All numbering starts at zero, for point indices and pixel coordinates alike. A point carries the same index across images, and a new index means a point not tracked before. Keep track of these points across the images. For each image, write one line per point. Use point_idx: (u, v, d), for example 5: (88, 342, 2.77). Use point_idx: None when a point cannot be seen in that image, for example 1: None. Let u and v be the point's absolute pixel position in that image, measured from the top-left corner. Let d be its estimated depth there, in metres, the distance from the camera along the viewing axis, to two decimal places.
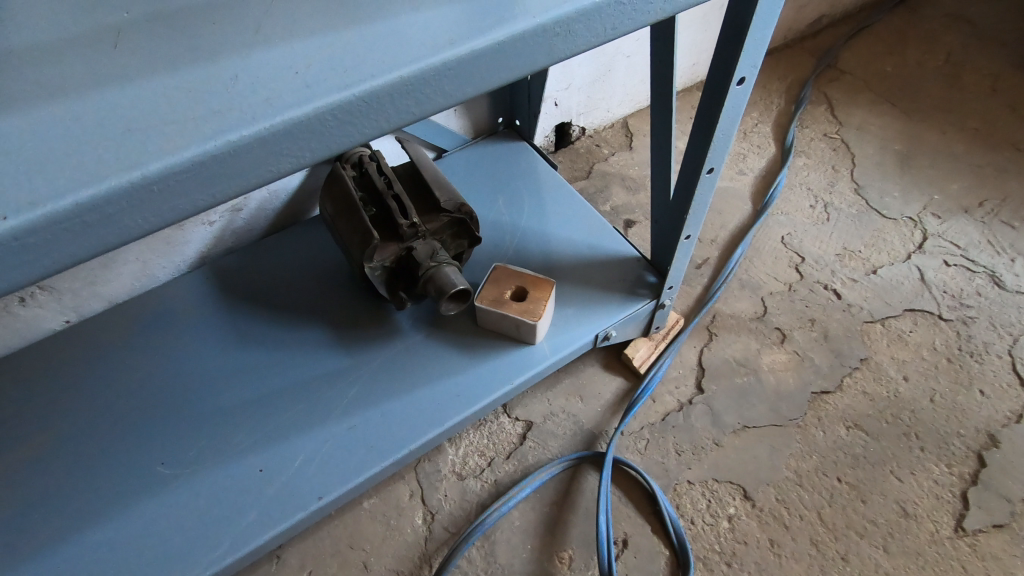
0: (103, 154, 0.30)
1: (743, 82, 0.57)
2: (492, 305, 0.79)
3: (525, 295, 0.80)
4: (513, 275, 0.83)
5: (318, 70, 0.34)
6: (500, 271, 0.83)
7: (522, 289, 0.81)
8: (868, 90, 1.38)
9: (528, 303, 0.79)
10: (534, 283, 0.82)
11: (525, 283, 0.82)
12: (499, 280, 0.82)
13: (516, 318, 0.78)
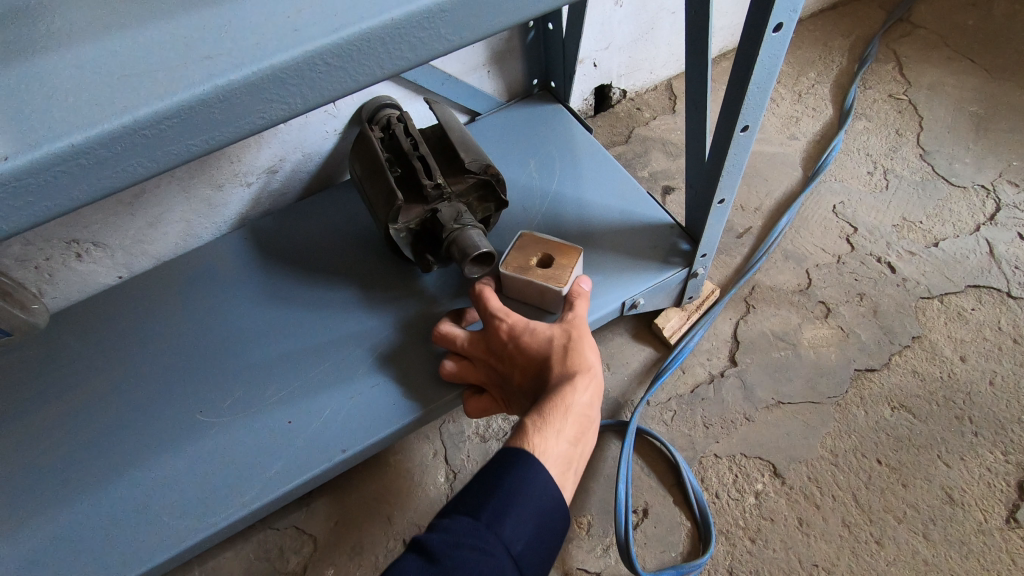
0: (96, 100, 0.30)
1: (779, 29, 0.52)
2: (519, 271, 0.77)
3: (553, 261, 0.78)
4: (539, 242, 0.80)
5: (309, 15, 0.33)
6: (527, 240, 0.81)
7: (549, 256, 0.79)
8: (945, 46, 1.26)
9: (554, 269, 0.77)
10: (561, 250, 0.79)
11: (552, 251, 0.79)
12: (526, 247, 0.80)
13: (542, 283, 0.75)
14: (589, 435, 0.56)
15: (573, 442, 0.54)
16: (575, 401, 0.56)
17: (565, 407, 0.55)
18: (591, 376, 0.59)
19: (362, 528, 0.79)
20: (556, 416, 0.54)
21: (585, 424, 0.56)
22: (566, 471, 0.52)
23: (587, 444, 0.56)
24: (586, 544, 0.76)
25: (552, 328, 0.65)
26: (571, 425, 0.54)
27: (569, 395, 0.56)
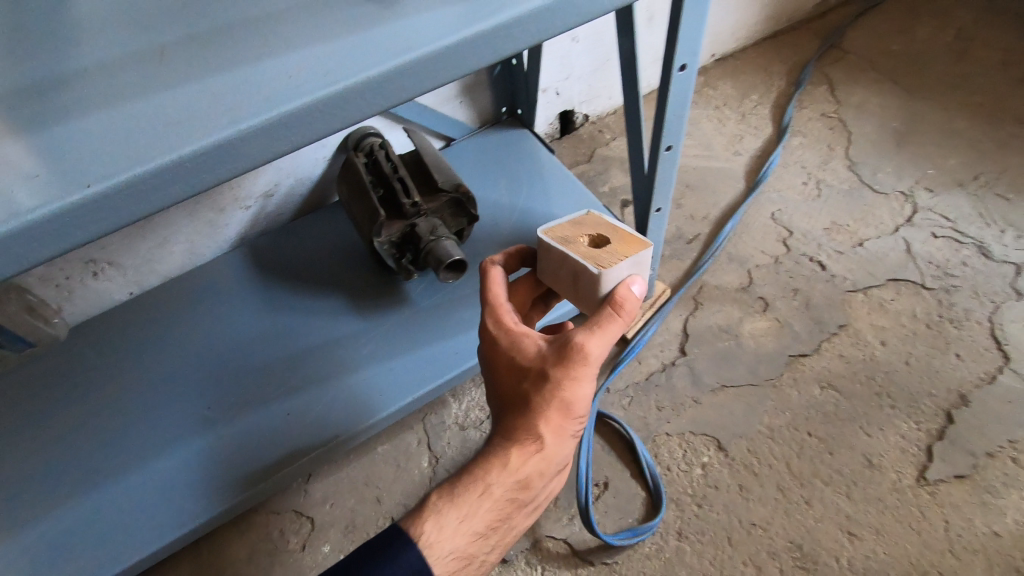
0: (151, 142, 0.43)
1: (685, 68, 0.65)
2: (551, 233, 0.55)
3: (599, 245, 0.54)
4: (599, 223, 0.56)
5: (306, 74, 0.46)
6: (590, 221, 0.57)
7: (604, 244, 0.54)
8: (872, 69, 1.41)
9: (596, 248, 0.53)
10: (620, 243, 0.53)
11: (609, 237, 0.54)
12: (582, 222, 0.57)
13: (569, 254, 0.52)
14: (514, 513, 0.57)
15: (473, 532, 0.55)
16: (495, 487, 0.54)
17: (482, 496, 0.54)
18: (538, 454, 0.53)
19: (354, 509, 0.88)
20: (463, 503, 0.54)
21: (507, 509, 0.56)
22: (458, 560, 0.55)
23: (511, 522, 0.58)
24: (554, 515, 0.86)
25: (537, 357, 0.52)
26: (483, 515, 0.55)
27: (492, 480, 0.54)
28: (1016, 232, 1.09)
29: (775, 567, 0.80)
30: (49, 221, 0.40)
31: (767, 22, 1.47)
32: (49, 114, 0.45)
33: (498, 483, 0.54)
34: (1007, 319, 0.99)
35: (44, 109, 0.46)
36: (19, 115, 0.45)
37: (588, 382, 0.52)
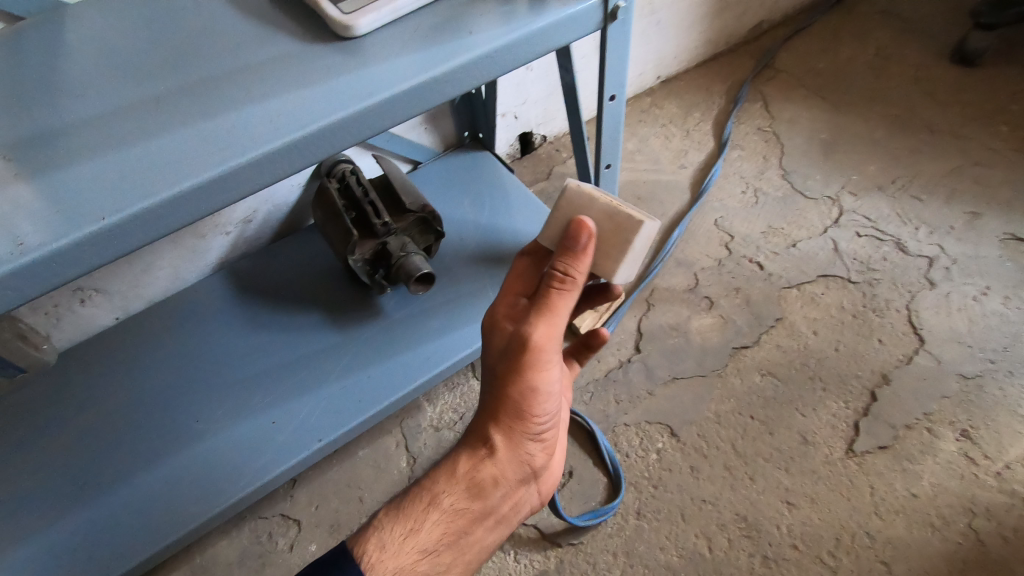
0: (155, 179, 0.51)
1: (614, 98, 0.75)
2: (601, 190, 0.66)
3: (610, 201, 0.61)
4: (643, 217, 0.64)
5: (285, 118, 0.55)
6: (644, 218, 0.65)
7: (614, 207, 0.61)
8: (801, 86, 1.54)
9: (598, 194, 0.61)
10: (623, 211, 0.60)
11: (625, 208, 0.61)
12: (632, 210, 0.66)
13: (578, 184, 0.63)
14: (472, 528, 0.60)
15: (421, 551, 0.57)
16: (443, 498, 0.60)
17: (428, 506, 0.60)
18: (484, 458, 0.61)
19: (338, 509, 0.95)
20: (410, 520, 0.58)
21: (459, 521, 0.60)
22: None
23: (471, 538, 0.61)
24: None
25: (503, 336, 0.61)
26: (433, 526, 0.58)
27: (439, 489, 0.60)
28: (928, 229, 1.22)
29: (723, 537, 0.89)
30: (71, 248, 0.48)
31: (706, 45, 1.60)
32: (62, 158, 0.53)
33: (446, 494, 0.60)
34: (921, 306, 1.10)
35: (58, 154, 0.53)
36: (37, 160, 0.53)
37: (529, 371, 0.58)
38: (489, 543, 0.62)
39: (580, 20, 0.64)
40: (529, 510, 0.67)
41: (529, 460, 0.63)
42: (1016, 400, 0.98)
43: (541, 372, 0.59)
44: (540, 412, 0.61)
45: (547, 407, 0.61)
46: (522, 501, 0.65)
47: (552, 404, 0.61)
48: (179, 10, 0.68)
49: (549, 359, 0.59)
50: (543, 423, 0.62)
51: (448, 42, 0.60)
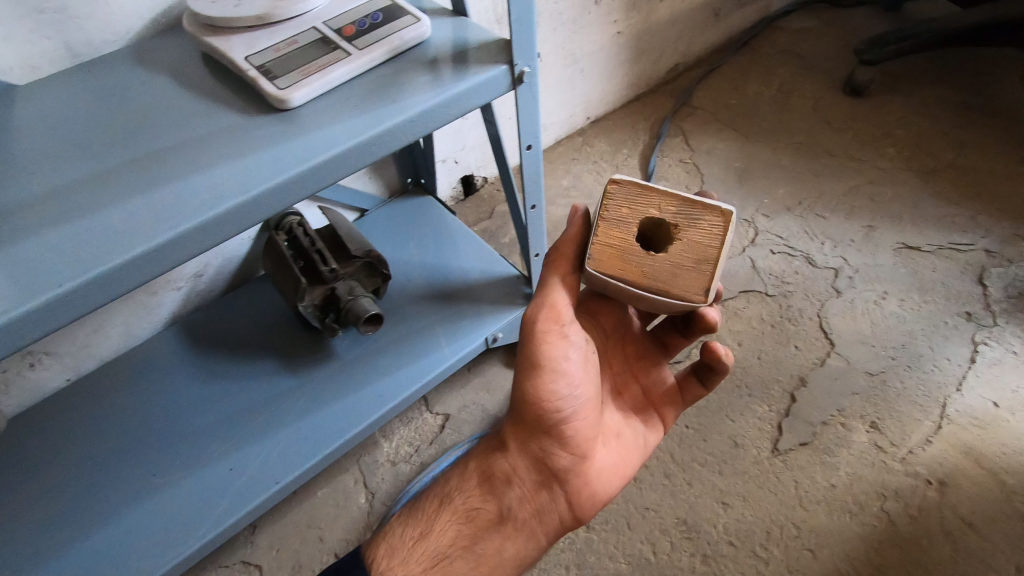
0: (109, 246, 0.56)
1: (531, 147, 0.84)
2: (695, 208, 0.54)
3: (627, 229, 0.57)
4: (668, 270, 0.55)
5: (229, 185, 0.61)
6: (690, 277, 0.55)
7: (621, 240, 0.57)
8: (716, 120, 1.70)
9: (620, 212, 0.57)
10: (607, 249, 0.58)
11: (631, 244, 0.57)
12: (684, 259, 0.55)
13: (632, 187, 0.56)
14: (486, 533, 0.73)
15: (433, 556, 0.71)
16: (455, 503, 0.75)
17: (440, 512, 0.75)
18: (501, 456, 0.76)
19: (299, 550, 0.98)
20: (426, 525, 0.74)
21: (468, 526, 0.74)
22: None
23: (486, 542, 0.73)
24: None
25: None
26: (443, 531, 0.73)
27: (456, 494, 0.76)
28: (832, 243, 1.35)
29: (666, 541, 0.95)
30: (30, 315, 0.52)
31: (629, 87, 1.75)
32: (19, 232, 0.58)
33: (460, 501, 0.76)
34: (830, 313, 1.22)
35: (14, 229, 0.58)
36: None
37: (535, 349, 0.70)
38: (508, 554, 0.73)
39: (492, 85, 0.73)
40: (558, 519, 0.76)
41: (547, 462, 0.74)
42: (915, 391, 1.10)
43: (546, 349, 0.70)
44: (555, 403, 0.71)
45: (562, 396, 0.71)
46: (545, 505, 0.75)
47: (568, 392, 0.72)
48: (127, 90, 0.75)
49: (554, 338, 0.70)
50: (558, 412, 0.72)
51: (374, 110, 0.68)
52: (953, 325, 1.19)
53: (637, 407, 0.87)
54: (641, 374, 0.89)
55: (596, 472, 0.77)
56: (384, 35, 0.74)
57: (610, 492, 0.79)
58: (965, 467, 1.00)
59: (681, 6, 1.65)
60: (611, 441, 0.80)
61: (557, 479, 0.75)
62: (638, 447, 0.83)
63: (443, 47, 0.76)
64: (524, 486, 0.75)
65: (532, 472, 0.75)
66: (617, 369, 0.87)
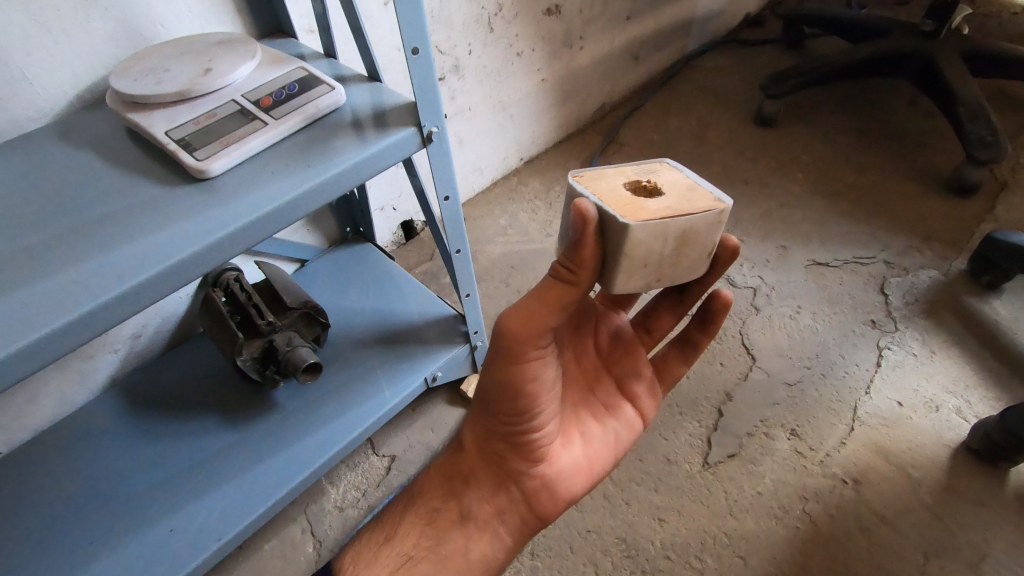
0: (30, 320, 0.58)
1: (449, 198, 0.91)
2: (646, 163, 0.61)
3: (624, 189, 0.56)
4: (681, 201, 0.56)
5: (151, 253, 0.65)
6: (696, 195, 0.57)
7: (628, 200, 0.55)
8: (641, 155, 1.81)
9: (605, 185, 0.57)
10: (626, 208, 0.54)
11: (638, 201, 0.55)
12: (679, 189, 0.57)
13: (593, 172, 0.59)
14: (448, 535, 0.78)
15: (396, 562, 0.75)
16: (420, 505, 0.81)
17: (406, 515, 0.80)
18: (462, 458, 0.82)
19: None
20: (391, 527, 0.79)
21: (431, 528, 0.78)
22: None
23: (448, 543, 0.77)
24: None
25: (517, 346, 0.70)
26: (406, 534, 0.78)
27: (422, 497, 0.82)
28: (750, 264, 1.46)
29: (607, 561, 0.99)
30: None
31: (559, 129, 1.85)
32: None
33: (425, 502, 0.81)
34: (751, 330, 1.31)
35: None
36: None
37: (502, 370, 0.68)
38: (473, 555, 0.77)
39: (403, 145, 0.79)
40: (518, 519, 0.79)
41: (505, 466, 0.78)
42: (829, 397, 1.19)
43: (515, 371, 0.68)
44: (515, 416, 0.72)
45: (522, 411, 0.72)
46: (506, 506, 0.79)
47: (531, 407, 0.72)
48: (52, 167, 0.77)
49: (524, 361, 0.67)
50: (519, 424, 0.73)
51: (292, 175, 0.73)
52: (860, 333, 1.29)
53: (618, 397, 0.84)
54: (623, 362, 0.85)
55: (557, 475, 0.77)
56: (300, 104, 0.80)
57: (574, 495, 0.79)
58: (876, 464, 1.08)
59: (599, 52, 1.78)
60: (576, 441, 0.80)
61: (514, 481, 0.78)
62: (607, 447, 0.81)
63: (359, 112, 0.82)
64: (483, 489, 0.79)
65: (489, 475, 0.79)
66: (591, 363, 0.84)
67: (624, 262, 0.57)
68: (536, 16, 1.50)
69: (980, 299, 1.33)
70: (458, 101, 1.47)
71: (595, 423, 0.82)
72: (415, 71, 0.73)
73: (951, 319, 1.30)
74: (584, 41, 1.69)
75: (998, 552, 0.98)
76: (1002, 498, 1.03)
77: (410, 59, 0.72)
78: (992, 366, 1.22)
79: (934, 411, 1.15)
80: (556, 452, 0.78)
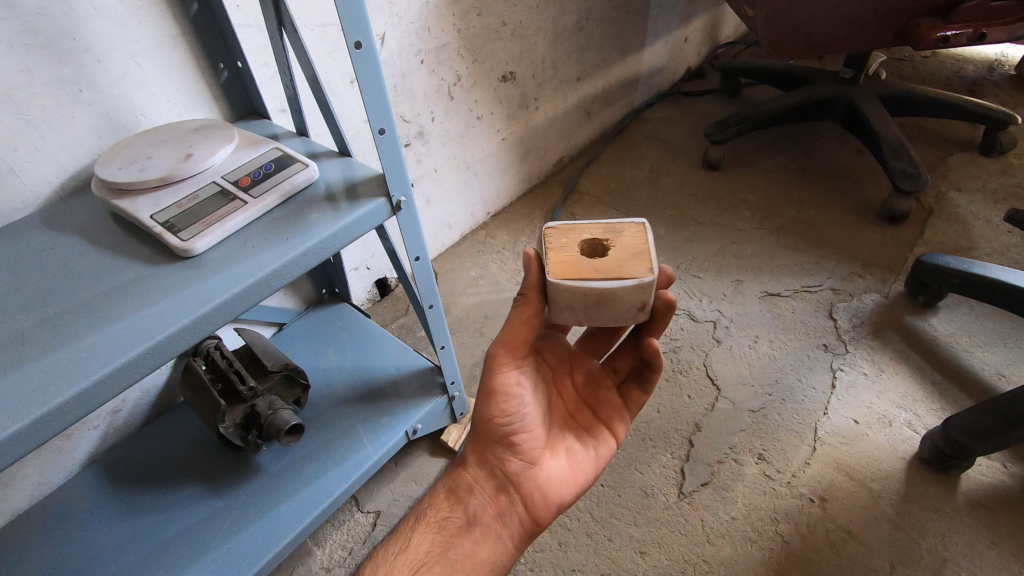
0: (24, 402, 0.61)
1: (420, 258, 0.98)
2: (617, 225, 0.71)
3: (572, 249, 0.70)
4: (616, 266, 0.68)
5: (141, 330, 0.69)
6: (634, 265, 0.68)
7: (569, 257, 0.69)
8: (601, 203, 1.92)
9: (562, 241, 0.71)
10: (561, 265, 0.69)
11: (578, 260, 0.69)
12: (624, 255, 0.69)
13: (563, 226, 0.73)
14: (456, 539, 0.79)
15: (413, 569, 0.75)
16: (428, 515, 0.83)
17: (416, 527, 0.81)
18: (463, 470, 0.86)
19: None
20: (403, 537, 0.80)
21: (442, 534, 0.80)
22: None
23: (457, 548, 0.78)
24: None
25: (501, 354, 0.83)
26: (419, 542, 0.79)
27: (430, 510, 0.83)
28: (709, 299, 1.55)
29: None
30: None
31: (522, 183, 1.96)
32: None
33: (433, 512, 0.83)
34: (713, 362, 1.38)
35: None
36: None
37: (489, 373, 0.81)
38: (480, 557, 0.78)
39: (374, 214, 0.85)
40: (517, 523, 0.82)
41: (502, 468, 0.83)
42: (791, 420, 1.25)
43: (502, 376, 0.81)
44: (507, 417, 0.81)
45: (512, 412, 0.81)
46: (506, 509, 0.82)
47: (518, 408, 0.82)
48: (39, 255, 0.82)
49: (506, 364, 0.81)
50: (508, 423, 0.81)
51: (272, 247, 0.79)
52: (815, 357, 1.38)
53: (594, 422, 0.92)
54: (597, 394, 0.94)
55: (548, 477, 0.83)
56: (276, 183, 0.86)
57: (564, 499, 0.84)
58: (839, 481, 1.14)
59: (554, 111, 1.91)
60: (563, 452, 0.87)
61: (512, 483, 0.82)
62: (591, 460, 0.88)
63: (332, 186, 0.89)
64: (483, 493, 0.83)
65: (488, 480, 0.83)
66: (570, 394, 0.93)
67: (558, 303, 0.71)
68: (492, 82, 1.62)
69: (919, 318, 1.44)
70: (424, 164, 1.56)
71: (578, 439, 0.89)
72: (382, 148, 0.81)
73: (895, 339, 1.40)
74: (539, 102, 1.82)
75: (957, 556, 1.04)
76: (956, 505, 1.10)
77: (378, 137, 0.80)
78: (936, 380, 1.31)
79: (888, 426, 1.23)
80: (544, 459, 0.84)
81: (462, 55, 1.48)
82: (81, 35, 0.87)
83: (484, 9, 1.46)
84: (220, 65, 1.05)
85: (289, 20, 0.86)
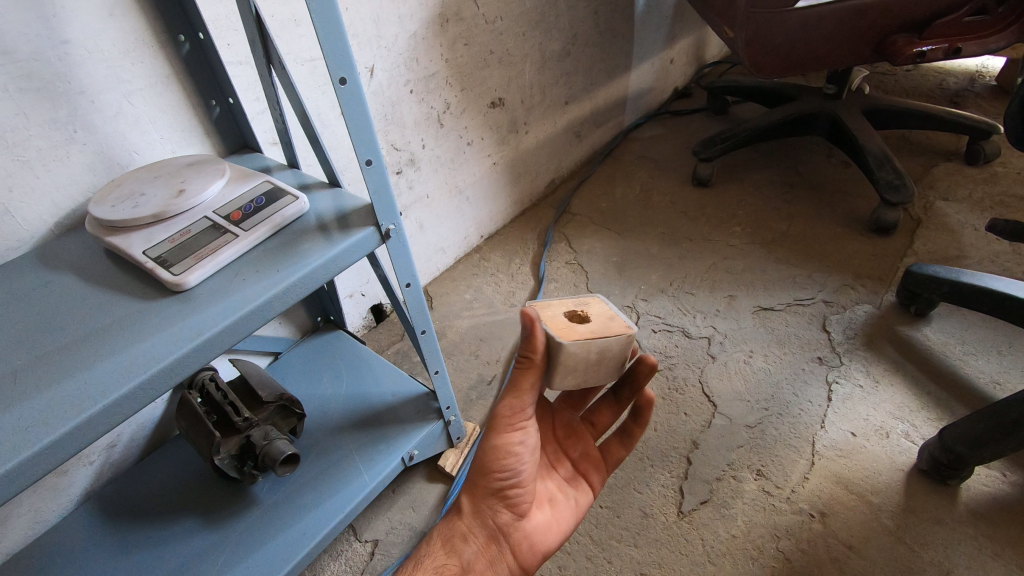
0: (15, 441, 0.61)
1: (411, 284, 0.99)
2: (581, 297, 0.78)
3: (561, 317, 0.73)
4: (604, 325, 0.72)
5: (133, 365, 0.69)
6: (617, 321, 0.73)
7: (564, 324, 0.72)
8: (593, 223, 1.94)
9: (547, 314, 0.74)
10: (560, 328, 0.71)
11: (572, 324, 0.72)
12: (604, 316, 0.74)
13: (541, 302, 0.76)
14: None
15: None
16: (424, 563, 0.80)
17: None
18: (457, 518, 0.83)
19: None
20: None
21: None
22: None
23: None
24: None
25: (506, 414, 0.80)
26: None
27: (427, 558, 0.80)
28: (702, 315, 1.56)
29: None
30: None
31: (514, 206, 1.99)
32: None
33: (427, 558, 0.80)
34: (708, 378, 1.39)
35: None
36: None
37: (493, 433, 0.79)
38: None
39: (362, 244, 0.87)
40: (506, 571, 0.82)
41: (494, 518, 0.83)
42: (788, 435, 1.25)
43: (507, 434, 0.80)
44: (507, 473, 0.81)
45: (513, 469, 0.81)
46: (497, 558, 0.82)
47: (518, 467, 0.81)
48: (33, 293, 0.83)
49: (512, 426, 0.80)
50: (507, 479, 0.81)
51: (263, 280, 0.80)
52: (810, 370, 1.38)
53: (573, 474, 0.95)
54: (575, 446, 0.98)
55: (535, 527, 0.85)
56: (267, 215, 0.88)
57: (549, 548, 0.87)
58: (839, 495, 1.14)
59: (544, 134, 1.94)
60: (547, 504, 0.89)
61: (503, 533, 0.83)
62: (573, 509, 0.91)
63: (322, 217, 0.90)
64: (477, 542, 0.82)
65: (482, 529, 0.82)
66: (552, 446, 0.96)
67: (563, 368, 0.73)
68: (481, 109, 1.65)
69: (912, 328, 1.44)
70: (416, 190, 1.59)
71: (558, 488, 0.92)
72: (370, 178, 0.83)
73: (889, 349, 1.40)
74: (529, 126, 1.86)
75: (961, 567, 1.02)
76: (958, 516, 1.09)
77: (365, 168, 0.82)
78: (931, 390, 1.31)
79: (886, 437, 1.22)
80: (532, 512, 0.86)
81: (451, 84, 1.51)
82: (75, 77, 0.90)
83: (471, 39, 1.49)
84: (212, 102, 1.08)
85: (278, 58, 0.88)
